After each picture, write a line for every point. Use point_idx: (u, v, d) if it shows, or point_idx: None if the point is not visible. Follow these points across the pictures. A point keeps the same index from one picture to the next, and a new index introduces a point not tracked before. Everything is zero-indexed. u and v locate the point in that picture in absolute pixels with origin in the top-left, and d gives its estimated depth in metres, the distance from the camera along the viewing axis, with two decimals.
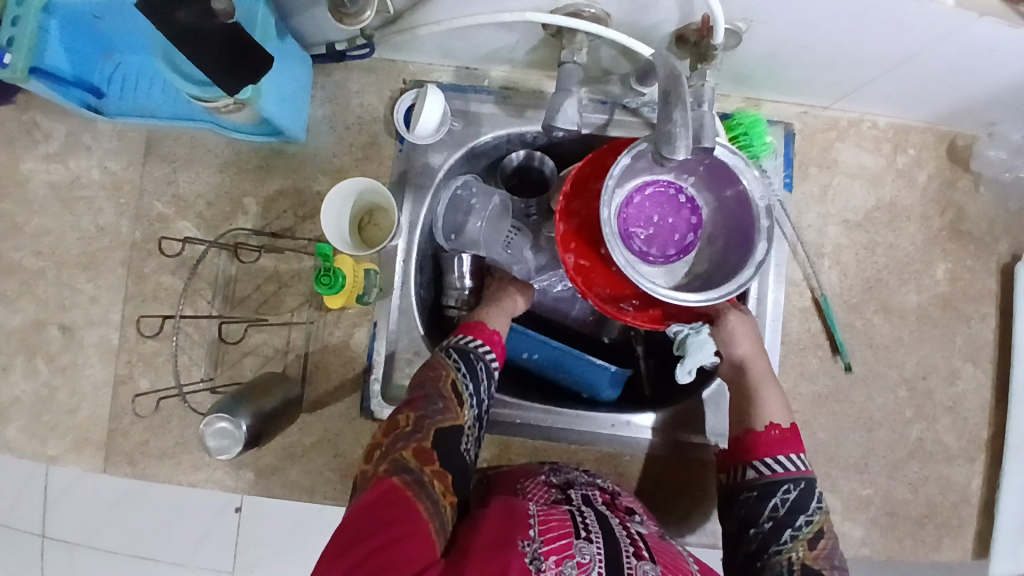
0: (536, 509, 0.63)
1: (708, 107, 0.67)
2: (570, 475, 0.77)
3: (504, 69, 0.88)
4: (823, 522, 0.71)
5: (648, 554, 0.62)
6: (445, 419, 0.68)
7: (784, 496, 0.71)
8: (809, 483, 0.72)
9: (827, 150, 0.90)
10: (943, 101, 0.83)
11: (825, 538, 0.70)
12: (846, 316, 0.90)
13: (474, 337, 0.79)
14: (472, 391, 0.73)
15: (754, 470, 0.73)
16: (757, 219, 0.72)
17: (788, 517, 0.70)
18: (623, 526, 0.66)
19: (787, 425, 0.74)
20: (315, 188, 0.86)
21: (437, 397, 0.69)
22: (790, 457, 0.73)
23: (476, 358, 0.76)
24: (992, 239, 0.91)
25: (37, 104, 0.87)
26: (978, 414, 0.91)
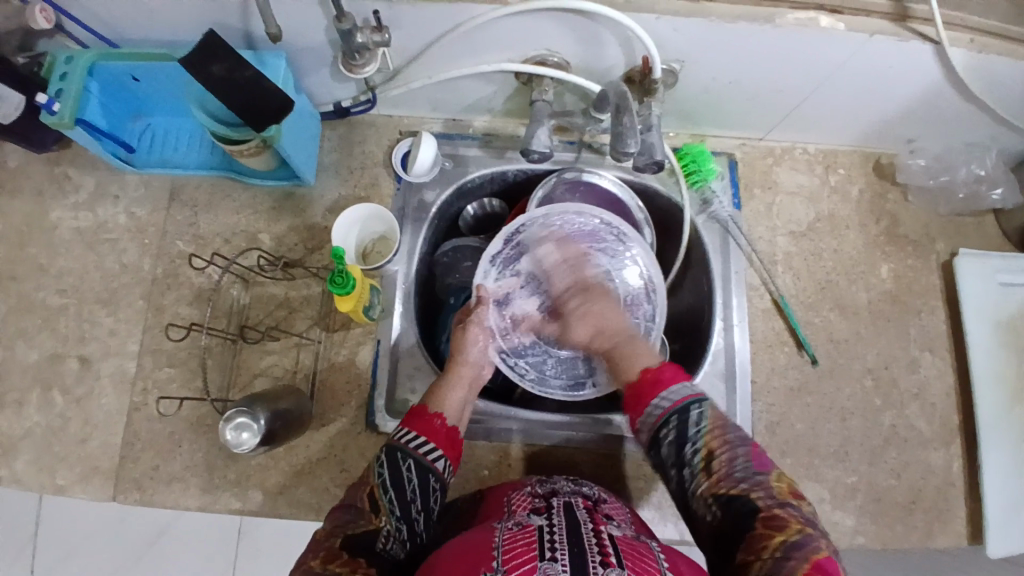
0: (502, 536, 0.60)
1: (656, 131, 0.84)
2: (556, 484, 0.74)
3: (485, 119, 1.02)
4: (711, 444, 0.69)
5: (615, 558, 0.56)
6: (356, 525, 0.67)
7: (667, 435, 0.71)
8: (684, 407, 0.72)
9: (767, 174, 1.04)
10: (860, 122, 0.98)
11: (719, 457, 0.68)
12: (804, 314, 0.99)
13: (414, 430, 0.75)
14: (392, 496, 0.69)
15: (646, 425, 0.75)
16: (635, 215, 0.98)
17: (680, 452, 0.70)
18: (595, 529, 0.61)
19: (659, 366, 0.78)
20: (322, 223, 0.96)
21: (350, 507, 0.69)
22: (669, 389, 0.74)
23: (401, 454, 0.72)
24: (928, 240, 1.03)
25: (69, 160, 0.99)
26: (944, 399, 0.98)
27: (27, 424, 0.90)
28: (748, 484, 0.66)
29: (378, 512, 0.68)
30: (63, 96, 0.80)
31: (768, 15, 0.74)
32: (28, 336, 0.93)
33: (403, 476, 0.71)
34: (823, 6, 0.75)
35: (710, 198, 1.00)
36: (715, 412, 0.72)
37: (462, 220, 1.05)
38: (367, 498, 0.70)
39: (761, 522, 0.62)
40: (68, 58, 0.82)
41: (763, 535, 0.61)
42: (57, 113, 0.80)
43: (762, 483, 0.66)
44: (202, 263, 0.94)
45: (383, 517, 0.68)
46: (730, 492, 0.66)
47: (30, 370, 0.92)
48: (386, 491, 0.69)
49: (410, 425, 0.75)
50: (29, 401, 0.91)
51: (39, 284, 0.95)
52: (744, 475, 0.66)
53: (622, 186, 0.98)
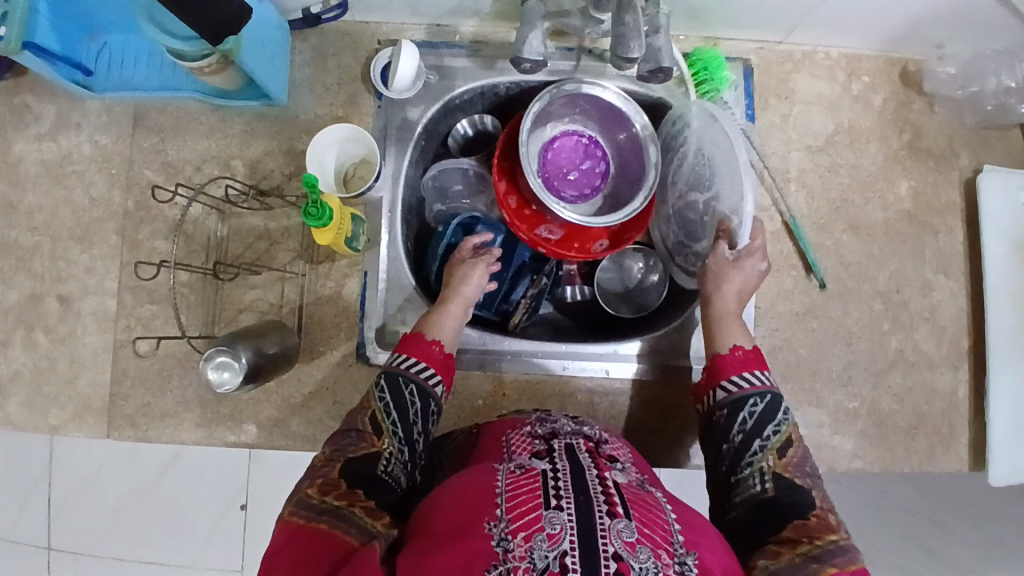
0: (504, 480, 0.57)
1: (664, 34, 0.75)
2: (556, 424, 0.72)
3: (473, 24, 0.91)
4: (790, 431, 0.72)
5: (621, 508, 0.54)
6: (357, 448, 0.66)
7: (750, 409, 0.73)
8: (773, 394, 0.74)
9: (785, 81, 0.95)
10: (891, 21, 0.87)
11: (794, 447, 0.71)
12: (816, 236, 0.94)
13: (411, 355, 0.76)
14: (394, 419, 0.70)
15: (726, 394, 0.75)
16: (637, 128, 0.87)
17: (754, 429, 0.72)
18: (599, 475, 0.58)
19: (750, 347, 0.79)
20: (298, 147, 0.89)
21: (350, 429, 0.69)
22: (755, 373, 0.76)
23: (403, 379, 0.74)
24: (952, 154, 0.96)
25: (21, 85, 0.91)
26: (953, 321, 0.95)
27: (15, 365, 0.89)
28: (812, 481, 0.69)
29: (380, 435, 0.69)
30: (7, 18, 0.74)
31: None
32: (4, 278, 0.89)
33: (406, 400, 0.73)
34: None
35: (722, 109, 0.92)
36: (797, 422, 0.73)
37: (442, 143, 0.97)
38: (367, 421, 0.70)
39: (814, 516, 0.65)
40: None
41: (814, 523, 0.64)
42: (4, 38, 0.74)
43: (822, 490, 0.69)
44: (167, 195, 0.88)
45: (385, 439, 0.68)
46: (794, 482, 0.68)
47: (11, 313, 0.89)
48: (389, 414, 0.70)
49: (407, 350, 0.77)
50: (13, 342, 0.89)
51: (7, 221, 0.90)
52: (811, 473, 0.70)
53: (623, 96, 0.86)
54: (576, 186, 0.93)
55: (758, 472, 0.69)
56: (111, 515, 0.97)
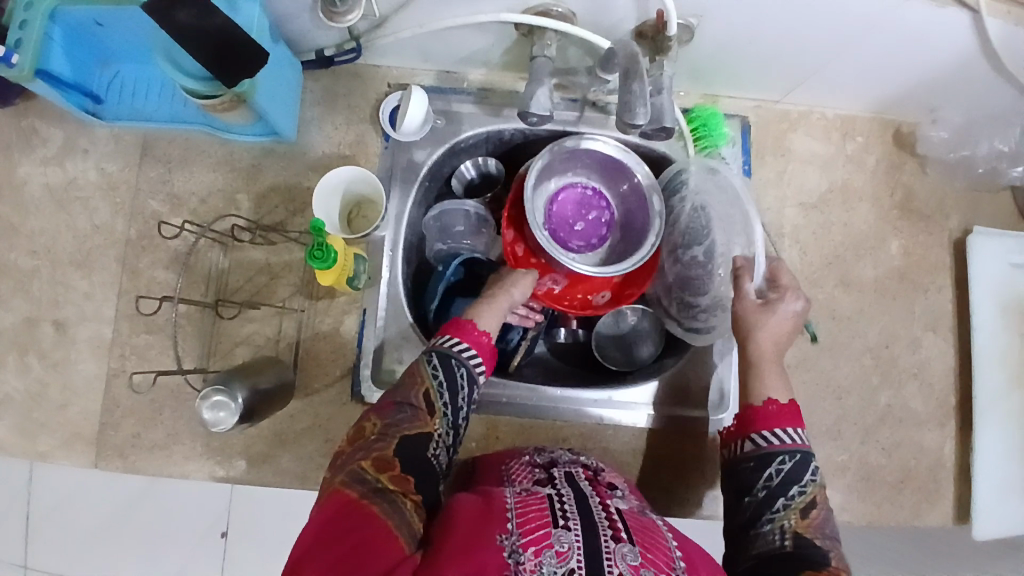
0: (512, 499, 0.57)
1: (667, 94, 0.77)
2: (554, 455, 0.74)
3: (481, 73, 0.94)
4: (817, 493, 0.70)
5: (625, 534, 0.54)
6: (412, 424, 0.64)
7: (779, 467, 0.71)
8: (806, 455, 0.72)
9: (782, 139, 0.98)
10: (884, 87, 0.91)
11: (818, 509, 0.70)
12: (808, 291, 0.96)
13: (461, 340, 0.74)
14: (446, 400, 0.69)
15: (755, 445, 0.73)
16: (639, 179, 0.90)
17: (781, 486, 0.70)
18: (601, 503, 0.59)
19: (788, 402, 0.76)
20: (304, 184, 0.91)
21: (405, 404, 0.66)
22: (788, 429, 0.74)
23: (456, 362, 0.72)
24: (942, 215, 0.99)
25: (33, 109, 0.91)
26: (941, 378, 0.97)
27: (5, 389, 0.88)
28: (830, 544, 0.68)
29: (434, 415, 0.67)
30: (21, 46, 0.74)
31: None
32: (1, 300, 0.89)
33: (456, 381, 0.71)
34: None
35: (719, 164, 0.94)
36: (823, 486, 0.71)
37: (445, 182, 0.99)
38: (420, 397, 0.68)
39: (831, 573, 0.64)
40: (27, 2, 0.74)
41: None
42: (17, 66, 0.74)
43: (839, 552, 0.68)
44: (172, 229, 0.89)
45: (437, 420, 0.67)
46: (813, 542, 0.67)
47: (4, 335, 0.88)
48: (442, 394, 0.69)
49: (456, 334, 0.74)
50: (5, 365, 0.88)
51: (7, 243, 0.90)
52: (831, 537, 0.69)
53: (625, 150, 0.89)
54: (583, 237, 0.94)
55: (777, 527, 0.68)
56: (89, 538, 0.95)
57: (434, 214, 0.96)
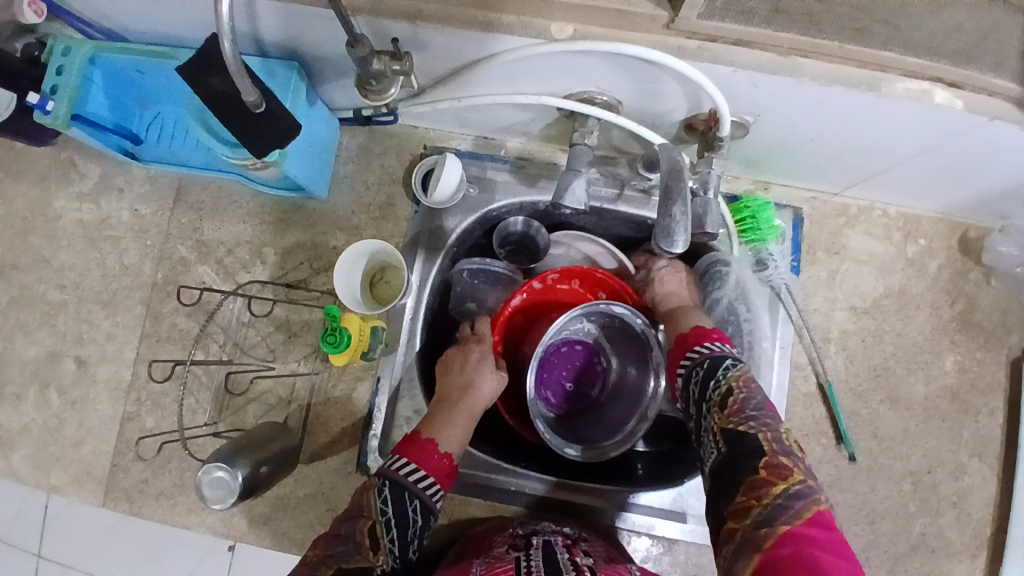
0: (481, 567, 0.66)
1: (713, 194, 0.72)
2: (537, 526, 0.78)
3: (520, 141, 0.91)
4: (735, 379, 0.65)
5: (587, 574, 0.63)
6: (351, 560, 0.63)
7: (695, 377, 0.68)
8: (720, 358, 0.68)
9: (836, 236, 0.91)
10: (953, 192, 0.84)
11: (737, 393, 0.63)
12: (851, 403, 0.89)
13: (418, 466, 0.70)
14: (394, 535, 0.66)
15: (682, 376, 0.72)
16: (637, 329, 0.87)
17: (701, 392, 0.67)
18: (568, 557, 0.67)
19: (693, 329, 0.75)
20: (331, 243, 0.89)
21: (346, 538, 0.65)
22: (706, 344, 0.71)
23: (409, 493, 0.67)
24: (1004, 331, 0.91)
25: (76, 145, 0.93)
26: (984, 510, 0.88)
27: (23, 419, 0.89)
28: (756, 423, 0.61)
29: (377, 550, 0.65)
30: (58, 93, 0.75)
31: (873, 80, 0.61)
32: (28, 331, 0.91)
33: (408, 515, 0.67)
34: (941, 78, 0.61)
35: (765, 260, 0.88)
36: (745, 368, 0.66)
37: (477, 244, 0.95)
38: (366, 531, 0.65)
39: (763, 469, 0.58)
40: (66, 49, 0.76)
41: (763, 481, 0.57)
42: (51, 113, 0.76)
43: (772, 426, 0.61)
44: (193, 295, 0.89)
45: (381, 555, 0.65)
46: (739, 428, 0.61)
47: (29, 366, 0.90)
48: (389, 529, 0.66)
49: (405, 454, 0.71)
50: (26, 397, 0.90)
51: (39, 276, 0.91)
52: (756, 413, 0.62)
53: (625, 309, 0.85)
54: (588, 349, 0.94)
55: (713, 441, 0.63)
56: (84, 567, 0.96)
57: (467, 268, 0.89)
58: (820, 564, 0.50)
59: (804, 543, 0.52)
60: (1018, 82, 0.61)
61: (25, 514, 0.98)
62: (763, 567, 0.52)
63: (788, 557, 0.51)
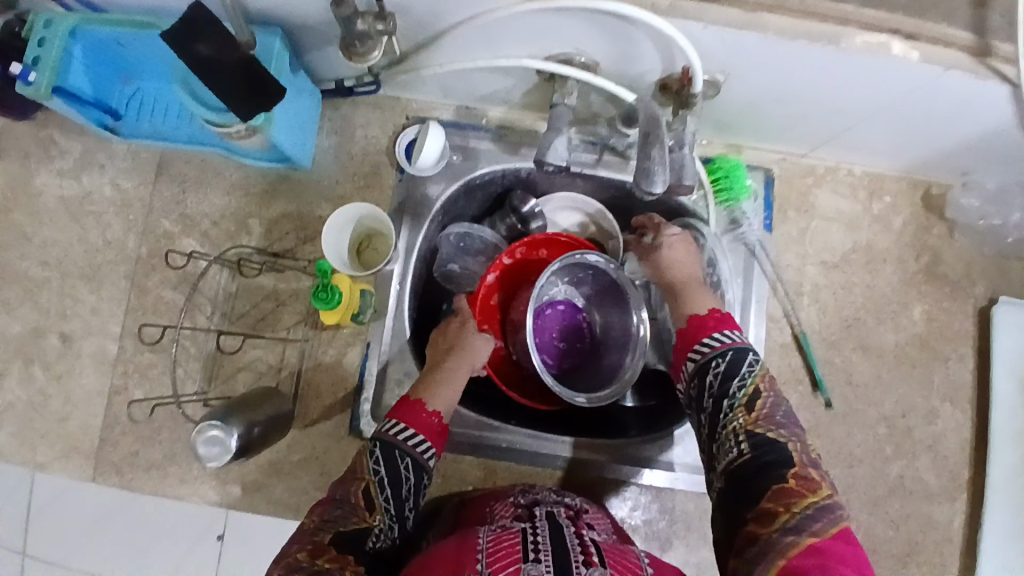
0: (485, 538, 0.60)
1: (689, 150, 0.75)
2: (538, 496, 0.77)
3: (501, 110, 0.93)
4: (759, 383, 0.69)
5: (597, 558, 0.58)
6: (348, 522, 0.65)
7: (715, 370, 0.71)
8: (740, 351, 0.72)
9: (806, 195, 0.95)
10: (915, 149, 0.88)
11: (763, 396, 0.68)
12: (825, 353, 0.93)
13: (407, 425, 0.73)
14: (387, 495, 0.68)
15: (692, 366, 0.74)
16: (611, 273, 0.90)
17: (722, 388, 0.69)
18: (576, 533, 0.63)
19: (710, 311, 0.77)
20: (316, 212, 0.90)
21: (342, 500, 0.67)
22: (719, 334, 0.74)
23: (399, 452, 0.70)
24: (968, 282, 0.96)
25: (54, 121, 0.92)
26: (959, 453, 0.93)
27: (8, 397, 0.89)
28: (785, 432, 0.66)
29: (373, 510, 0.67)
30: (40, 64, 0.75)
31: (835, 34, 0.65)
32: (11, 309, 0.90)
33: (400, 474, 0.69)
34: (898, 30, 0.65)
35: (739, 219, 0.92)
36: (766, 371, 0.70)
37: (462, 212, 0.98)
38: (361, 493, 0.68)
39: (792, 479, 0.61)
40: (48, 21, 0.76)
41: (795, 491, 0.60)
42: (33, 84, 0.76)
43: (798, 438, 0.66)
44: (181, 258, 0.89)
45: (377, 516, 0.67)
46: (768, 436, 0.65)
47: (12, 343, 0.89)
48: (382, 490, 0.68)
49: (399, 416, 0.73)
50: (9, 374, 0.89)
51: (20, 252, 0.91)
52: (784, 422, 0.67)
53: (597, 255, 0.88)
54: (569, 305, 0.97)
55: (733, 442, 0.66)
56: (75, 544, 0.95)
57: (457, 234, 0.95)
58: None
59: (831, 557, 0.55)
60: (971, 31, 0.66)
61: (6, 508, 0.96)
62: (789, 571, 0.55)
63: (815, 566, 0.55)
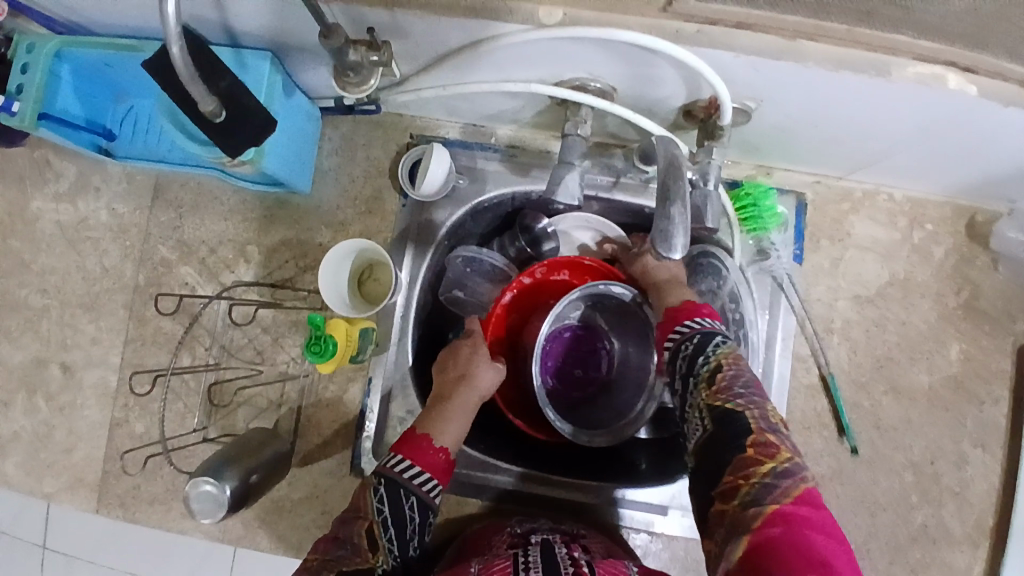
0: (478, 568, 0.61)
1: (714, 185, 0.69)
2: (535, 525, 0.77)
3: (511, 128, 0.87)
4: (724, 354, 0.63)
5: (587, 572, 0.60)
6: (351, 562, 0.63)
7: (682, 355, 0.66)
8: (709, 334, 0.66)
9: (840, 222, 0.88)
10: (964, 176, 0.80)
11: (726, 368, 0.62)
12: (853, 394, 0.87)
13: (413, 461, 0.69)
14: (391, 535, 0.65)
15: (669, 353, 0.70)
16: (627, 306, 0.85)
17: (688, 368, 0.65)
18: (567, 554, 0.64)
19: (693, 305, 0.72)
20: (317, 240, 0.86)
21: (344, 540, 0.65)
22: (697, 321, 0.70)
23: (404, 491, 0.66)
24: (1009, 318, 0.88)
25: (50, 143, 0.89)
26: (984, 499, 0.87)
27: (14, 427, 0.88)
28: (745, 400, 0.60)
29: (376, 550, 0.65)
30: (24, 92, 0.71)
31: (882, 65, 0.57)
32: (12, 338, 0.88)
33: (404, 514, 0.66)
34: (955, 63, 0.57)
35: (767, 249, 0.85)
36: (736, 347, 0.65)
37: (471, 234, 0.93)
38: (364, 533, 0.65)
39: (751, 447, 0.56)
40: (30, 45, 0.72)
41: (751, 460, 0.56)
42: (17, 115, 0.71)
43: (760, 404, 0.60)
44: (170, 304, 0.86)
45: (380, 554, 0.65)
46: (727, 406, 0.59)
47: (15, 373, 0.88)
48: (386, 529, 0.65)
49: (400, 451, 0.70)
50: (14, 404, 0.88)
51: (19, 280, 0.88)
52: (744, 391, 0.60)
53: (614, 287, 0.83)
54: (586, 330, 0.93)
55: (699, 419, 0.62)
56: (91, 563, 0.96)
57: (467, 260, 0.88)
58: (811, 543, 0.50)
59: (795, 525, 0.51)
60: None
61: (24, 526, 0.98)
62: (754, 546, 0.51)
63: (781, 537, 0.50)
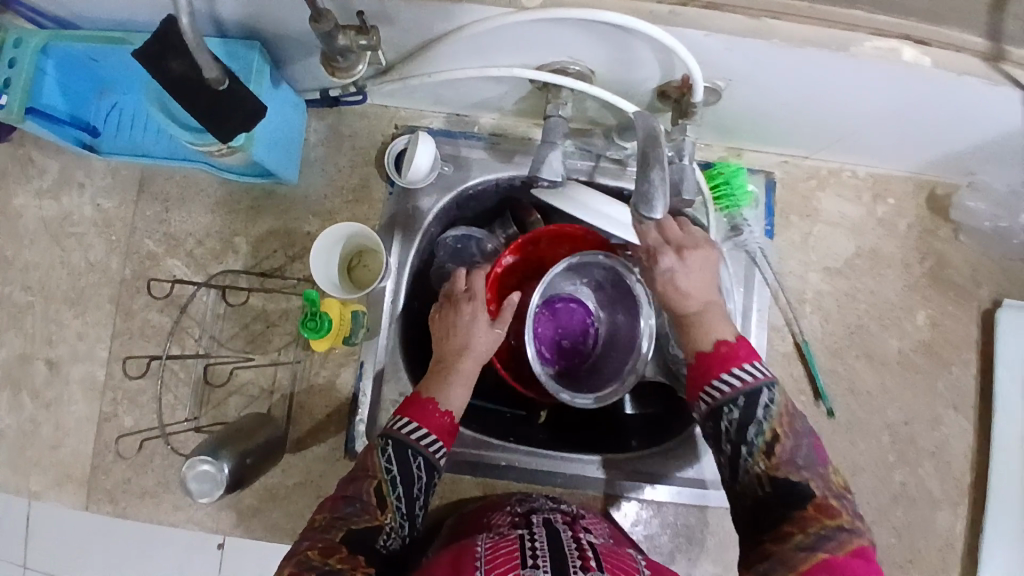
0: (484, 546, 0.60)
1: (689, 160, 0.73)
2: (534, 504, 0.77)
3: (493, 117, 0.90)
4: (778, 426, 0.63)
5: (593, 561, 0.56)
6: (360, 520, 0.64)
7: (729, 417, 0.65)
8: (757, 389, 0.65)
9: (809, 200, 0.92)
10: (922, 152, 0.85)
11: (782, 442, 0.63)
12: (828, 361, 0.91)
13: (418, 423, 0.70)
14: (399, 495, 0.67)
15: (705, 408, 0.67)
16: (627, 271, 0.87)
17: (739, 434, 0.64)
18: (573, 538, 0.62)
19: (736, 341, 0.69)
20: (305, 229, 0.87)
21: (354, 497, 0.65)
22: (744, 367, 0.67)
23: (411, 451, 0.68)
24: (974, 285, 0.93)
25: (32, 139, 0.89)
26: (961, 457, 0.91)
27: None
28: (807, 472, 0.62)
29: (384, 508, 0.66)
30: (9, 85, 0.72)
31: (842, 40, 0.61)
32: None
33: (412, 473, 0.68)
34: (909, 35, 0.62)
35: (741, 226, 0.89)
36: (785, 407, 0.65)
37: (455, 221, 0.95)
38: (373, 490, 0.66)
39: (814, 509, 0.60)
40: (16, 41, 0.72)
41: (812, 518, 0.60)
42: (6, 106, 0.72)
43: (823, 473, 0.63)
44: (163, 288, 0.86)
45: (388, 513, 0.66)
46: (789, 478, 0.62)
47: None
48: (394, 487, 0.66)
49: (407, 414, 0.70)
50: None
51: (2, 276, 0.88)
52: (805, 464, 0.63)
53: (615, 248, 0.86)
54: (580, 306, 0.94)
55: (754, 484, 0.63)
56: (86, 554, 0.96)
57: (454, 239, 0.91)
58: None
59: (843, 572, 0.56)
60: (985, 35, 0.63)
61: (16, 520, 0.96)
62: None
63: None
